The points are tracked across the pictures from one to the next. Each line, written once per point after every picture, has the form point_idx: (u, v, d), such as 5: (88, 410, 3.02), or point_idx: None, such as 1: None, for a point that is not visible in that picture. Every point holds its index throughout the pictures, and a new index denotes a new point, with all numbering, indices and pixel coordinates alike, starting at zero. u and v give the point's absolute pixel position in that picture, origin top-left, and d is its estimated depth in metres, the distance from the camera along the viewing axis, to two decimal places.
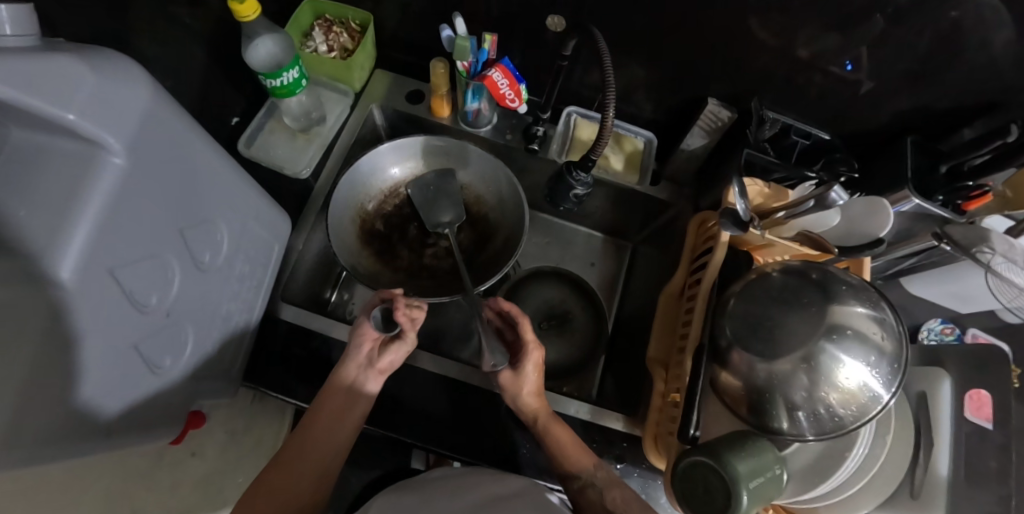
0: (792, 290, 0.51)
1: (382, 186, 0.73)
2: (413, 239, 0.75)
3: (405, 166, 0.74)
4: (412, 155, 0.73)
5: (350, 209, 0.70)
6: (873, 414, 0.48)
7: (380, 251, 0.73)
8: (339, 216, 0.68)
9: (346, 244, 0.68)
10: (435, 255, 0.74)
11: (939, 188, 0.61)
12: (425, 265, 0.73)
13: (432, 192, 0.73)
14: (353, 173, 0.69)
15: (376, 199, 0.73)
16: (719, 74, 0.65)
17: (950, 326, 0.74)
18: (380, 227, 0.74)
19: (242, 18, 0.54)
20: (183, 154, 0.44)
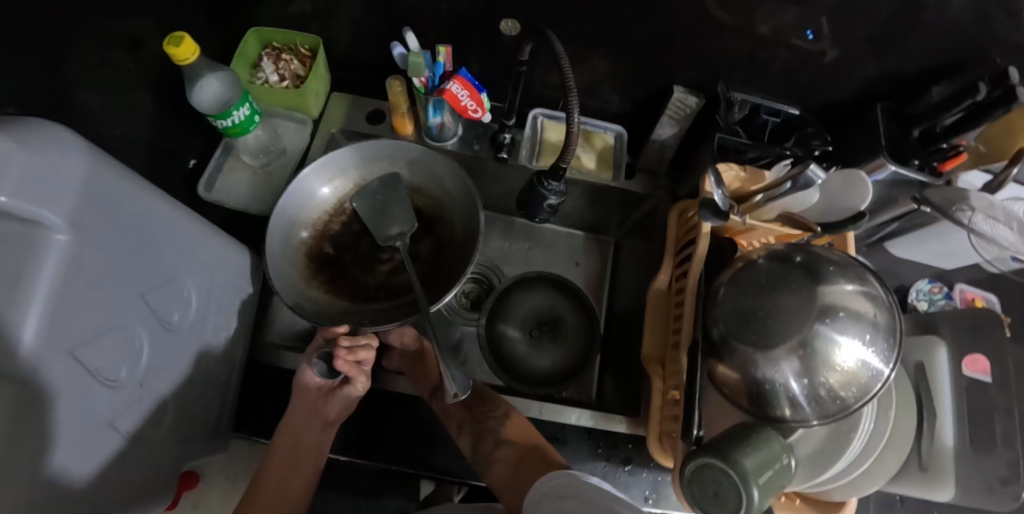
0: (779, 276, 0.50)
1: (321, 206, 0.68)
2: (366, 254, 0.72)
3: (339, 180, 0.69)
4: (341, 170, 0.68)
5: (291, 240, 0.66)
6: (875, 392, 0.48)
7: (332, 277, 0.69)
8: (281, 250, 0.65)
9: (292, 281, 0.64)
10: (392, 269, 0.71)
11: (915, 153, 0.60)
12: (386, 281, 0.71)
13: (379, 202, 0.69)
14: (287, 201, 0.65)
15: (319, 220, 0.69)
16: (682, 59, 0.64)
17: (938, 285, 0.74)
18: (329, 249, 0.70)
19: (182, 60, 0.51)
20: (136, 216, 0.41)
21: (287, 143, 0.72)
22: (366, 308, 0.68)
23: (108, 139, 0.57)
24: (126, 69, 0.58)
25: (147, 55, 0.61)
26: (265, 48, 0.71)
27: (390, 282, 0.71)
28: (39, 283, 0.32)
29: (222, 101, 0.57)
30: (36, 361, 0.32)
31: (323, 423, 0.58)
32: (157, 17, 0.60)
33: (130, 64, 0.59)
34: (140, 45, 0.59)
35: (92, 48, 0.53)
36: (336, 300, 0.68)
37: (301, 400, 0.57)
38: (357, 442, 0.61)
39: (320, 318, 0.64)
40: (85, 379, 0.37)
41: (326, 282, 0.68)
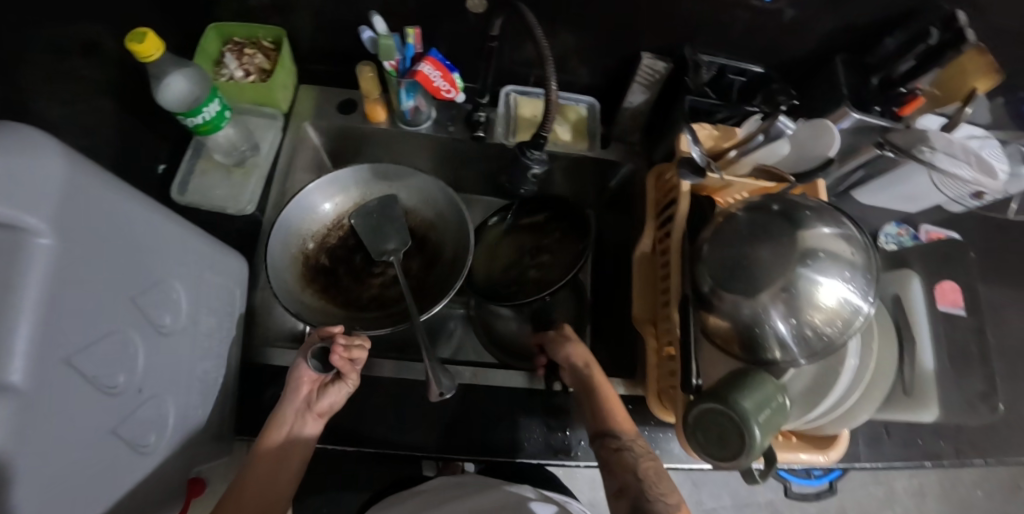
0: (760, 225, 0.53)
1: (321, 220, 0.71)
2: (359, 268, 0.73)
3: (339, 196, 0.72)
4: (343, 188, 0.72)
5: (290, 246, 0.68)
6: (857, 326, 0.50)
7: (326, 286, 0.71)
8: (279, 257, 0.66)
9: (288, 285, 0.65)
10: (384, 282, 0.73)
11: (875, 99, 0.64)
12: (375, 294, 0.72)
13: (375, 220, 0.72)
14: (290, 209, 0.68)
15: (317, 233, 0.71)
16: (648, 27, 0.65)
17: (905, 228, 0.78)
18: (325, 261, 0.71)
19: (145, 58, 0.49)
20: (118, 219, 0.40)
21: (259, 139, 0.69)
22: (357, 315, 0.69)
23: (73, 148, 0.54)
24: (83, 75, 0.56)
25: (103, 59, 0.58)
26: (227, 44, 0.69)
27: (381, 295, 0.72)
28: (30, 290, 0.31)
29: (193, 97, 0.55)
30: (35, 370, 0.31)
31: (314, 421, 0.55)
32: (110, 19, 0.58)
33: (86, 70, 0.56)
34: (95, 49, 0.57)
35: (44, 54, 0.50)
36: (329, 306, 0.68)
37: (293, 397, 0.55)
38: (363, 431, 0.61)
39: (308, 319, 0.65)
40: (84, 388, 0.36)
41: (320, 290, 0.69)
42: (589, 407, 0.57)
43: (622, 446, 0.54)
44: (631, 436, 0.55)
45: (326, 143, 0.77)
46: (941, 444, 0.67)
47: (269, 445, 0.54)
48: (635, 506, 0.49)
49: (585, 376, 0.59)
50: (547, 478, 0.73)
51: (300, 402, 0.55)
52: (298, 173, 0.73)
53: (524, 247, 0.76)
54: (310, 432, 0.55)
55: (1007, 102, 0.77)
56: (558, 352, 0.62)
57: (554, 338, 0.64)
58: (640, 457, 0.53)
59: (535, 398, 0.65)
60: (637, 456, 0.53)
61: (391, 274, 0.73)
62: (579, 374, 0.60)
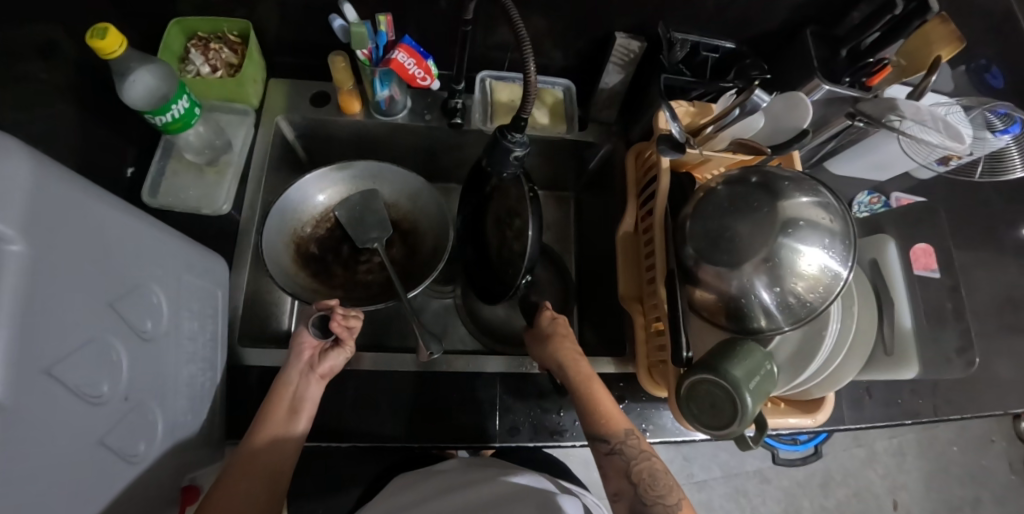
0: (740, 197, 0.54)
1: (309, 212, 0.71)
2: (348, 258, 0.74)
3: (322, 191, 0.72)
4: (335, 182, 0.72)
5: (282, 236, 0.68)
6: (837, 291, 0.52)
7: (319, 272, 0.72)
8: (275, 243, 0.67)
9: (284, 269, 0.67)
10: (370, 269, 0.74)
11: (846, 70, 0.64)
12: (360, 277, 0.73)
13: (360, 213, 0.73)
14: (285, 199, 0.68)
15: (306, 223, 0.72)
16: (623, 5, 0.65)
17: (877, 196, 0.80)
18: (314, 250, 0.72)
19: (108, 55, 0.47)
20: (90, 222, 0.38)
21: (231, 136, 0.67)
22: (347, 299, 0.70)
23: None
24: (38, 77, 0.54)
25: (59, 59, 0.56)
26: (191, 40, 0.67)
27: (369, 282, 0.73)
28: (3, 300, 0.30)
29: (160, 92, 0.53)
30: (12, 381, 0.30)
31: (316, 383, 0.56)
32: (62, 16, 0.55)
33: (42, 71, 0.54)
34: (51, 49, 0.55)
35: None
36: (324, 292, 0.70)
37: (293, 368, 0.55)
38: (356, 425, 0.61)
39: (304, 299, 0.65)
40: (67, 398, 0.35)
41: (313, 276, 0.70)
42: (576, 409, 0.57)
43: (612, 450, 0.53)
44: (620, 437, 0.54)
45: (300, 137, 0.75)
46: (920, 402, 0.70)
47: (257, 439, 0.51)
48: (632, 508, 0.50)
49: (565, 378, 0.58)
50: (553, 466, 0.74)
51: (296, 381, 0.55)
52: (273, 170, 0.71)
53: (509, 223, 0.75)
54: (310, 398, 0.55)
55: (967, 69, 0.80)
56: (537, 353, 0.62)
57: (531, 340, 0.63)
58: (631, 460, 0.52)
59: (528, 381, 0.65)
60: (629, 460, 0.52)
61: (377, 261, 0.75)
62: (558, 374, 0.59)
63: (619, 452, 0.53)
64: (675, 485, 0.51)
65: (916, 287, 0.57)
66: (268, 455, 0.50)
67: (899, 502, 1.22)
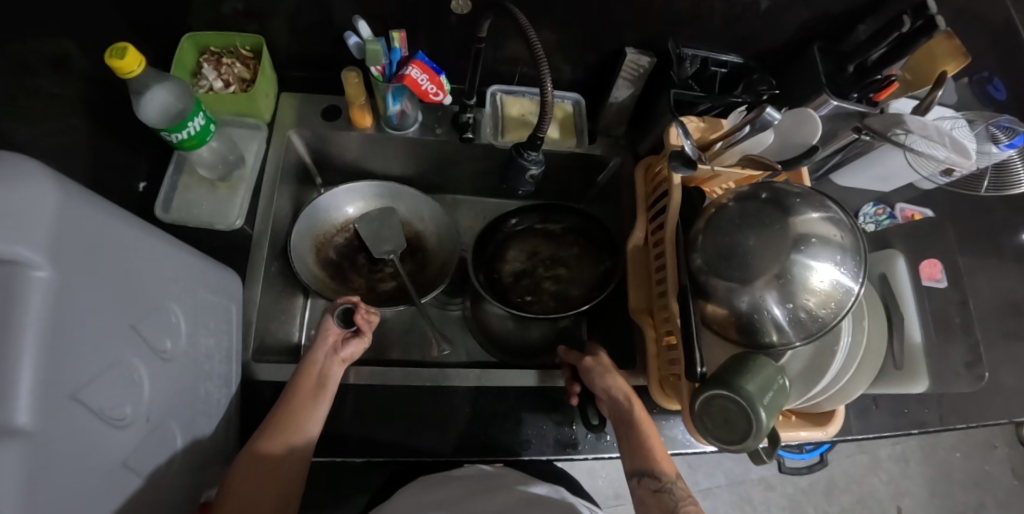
0: (752, 213, 0.54)
1: (333, 223, 0.77)
2: (363, 266, 0.78)
3: (347, 206, 0.78)
4: (362, 197, 0.78)
5: (305, 240, 0.74)
6: (849, 306, 0.53)
7: (336, 276, 0.76)
8: (300, 243, 0.73)
9: (306, 267, 0.72)
10: (383, 279, 0.77)
11: (852, 86, 0.64)
12: (375, 284, 0.77)
13: (377, 229, 0.77)
14: (314, 207, 0.74)
15: (330, 231, 0.77)
16: (632, 21, 0.65)
17: (882, 207, 0.81)
18: (332, 256, 0.77)
19: (127, 74, 0.46)
20: (113, 244, 0.39)
21: (243, 150, 0.67)
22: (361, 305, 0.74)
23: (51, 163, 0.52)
24: (50, 92, 0.54)
25: (72, 73, 0.56)
26: (204, 54, 0.67)
27: (377, 290, 0.76)
28: (31, 326, 0.30)
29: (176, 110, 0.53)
30: (38, 407, 0.30)
31: (337, 367, 0.57)
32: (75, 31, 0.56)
33: (54, 85, 0.54)
34: (64, 63, 0.55)
35: (7, 70, 0.48)
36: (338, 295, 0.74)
37: (318, 353, 0.57)
38: (368, 438, 0.61)
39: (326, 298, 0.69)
40: (89, 421, 0.35)
41: (330, 278, 0.75)
42: (630, 444, 0.56)
43: (661, 487, 0.53)
44: (670, 477, 0.54)
45: (311, 150, 0.75)
46: (926, 412, 0.70)
47: (283, 426, 0.52)
48: None
49: (628, 411, 0.57)
50: (564, 478, 0.74)
51: (320, 365, 0.56)
52: (284, 184, 0.71)
53: (539, 255, 0.79)
54: (330, 381, 0.56)
55: (969, 81, 0.80)
56: (598, 382, 0.60)
57: (594, 367, 0.61)
58: (680, 500, 0.52)
59: (540, 394, 0.66)
60: (678, 499, 0.52)
61: (390, 272, 0.78)
62: (618, 408, 0.58)
63: (667, 490, 0.52)
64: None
65: (925, 301, 0.57)
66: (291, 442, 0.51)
67: (903, 509, 1.23)
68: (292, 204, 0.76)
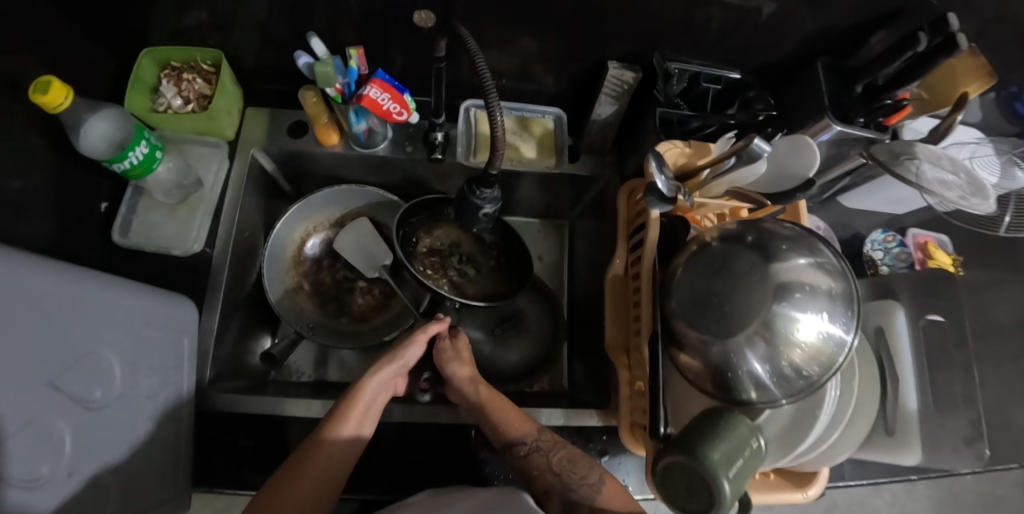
0: (730, 257, 0.49)
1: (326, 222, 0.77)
2: (342, 269, 0.78)
3: (352, 204, 0.77)
4: (355, 205, 0.77)
5: (293, 231, 0.75)
6: (840, 363, 0.47)
7: (314, 270, 0.77)
8: (284, 233, 0.74)
9: (277, 262, 0.73)
10: (355, 291, 0.77)
11: (858, 108, 0.57)
12: (340, 295, 0.76)
13: (360, 244, 0.75)
14: (307, 204, 0.74)
15: (320, 225, 0.77)
16: (615, 33, 0.59)
17: (892, 234, 0.74)
18: (313, 251, 0.77)
19: (56, 108, 0.44)
20: (29, 301, 0.37)
21: (202, 171, 0.65)
22: (326, 318, 0.75)
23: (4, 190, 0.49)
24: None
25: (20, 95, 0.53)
26: (164, 70, 0.64)
27: (342, 297, 0.77)
28: None
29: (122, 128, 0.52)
30: None
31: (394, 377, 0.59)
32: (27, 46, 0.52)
33: (9, 102, 0.51)
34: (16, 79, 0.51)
35: None
36: (308, 295, 0.75)
37: (390, 366, 0.59)
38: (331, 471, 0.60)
39: (280, 308, 0.71)
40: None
41: (304, 274, 0.76)
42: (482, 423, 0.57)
43: (529, 449, 0.54)
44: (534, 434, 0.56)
45: (280, 166, 0.72)
46: None
47: (334, 434, 0.51)
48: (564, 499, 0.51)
49: (470, 391, 0.60)
50: None
51: (373, 387, 0.57)
52: (248, 202, 0.69)
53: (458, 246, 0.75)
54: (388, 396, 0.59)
55: (997, 97, 0.72)
56: (445, 366, 0.62)
57: (447, 350, 0.63)
58: (547, 452, 0.54)
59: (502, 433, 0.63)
60: (546, 453, 0.54)
61: (361, 287, 0.77)
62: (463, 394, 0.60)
63: (535, 450, 0.54)
64: (595, 465, 0.54)
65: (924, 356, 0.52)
66: (338, 446, 0.51)
67: None
68: (264, 221, 0.74)
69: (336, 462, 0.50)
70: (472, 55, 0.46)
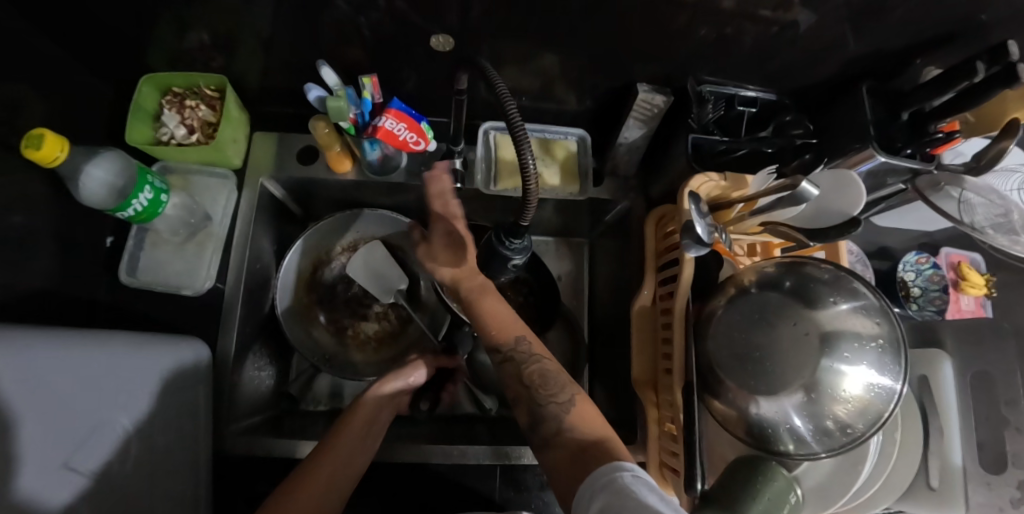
0: (772, 307, 0.47)
1: (339, 245, 0.75)
2: (354, 294, 0.76)
3: (366, 229, 0.74)
4: (369, 228, 0.74)
5: (304, 257, 0.73)
6: (886, 416, 0.45)
7: (326, 297, 0.75)
8: (295, 259, 0.71)
9: (289, 289, 0.71)
10: (367, 318, 0.75)
11: (905, 137, 0.54)
12: (356, 322, 0.75)
13: (374, 269, 0.73)
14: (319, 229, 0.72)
15: (332, 249, 0.75)
16: (646, 57, 0.56)
17: (926, 255, 0.71)
18: (326, 276, 0.75)
19: (51, 162, 0.43)
20: (13, 386, 0.39)
21: (209, 205, 0.63)
22: (341, 346, 0.73)
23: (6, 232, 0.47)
24: None
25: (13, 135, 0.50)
26: (165, 96, 0.60)
27: (358, 323, 0.75)
28: None
29: (125, 178, 0.51)
30: None
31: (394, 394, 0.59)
32: (25, 76, 0.49)
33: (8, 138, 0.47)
34: (17, 112, 0.48)
35: None
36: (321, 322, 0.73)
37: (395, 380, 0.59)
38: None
39: (295, 337, 0.69)
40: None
41: (316, 301, 0.74)
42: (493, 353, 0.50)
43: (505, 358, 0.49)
44: (511, 344, 0.49)
45: (290, 193, 0.70)
46: None
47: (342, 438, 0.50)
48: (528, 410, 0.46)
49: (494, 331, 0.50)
50: None
51: (372, 408, 0.55)
52: (259, 233, 0.66)
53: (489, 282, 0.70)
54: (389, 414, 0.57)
55: None
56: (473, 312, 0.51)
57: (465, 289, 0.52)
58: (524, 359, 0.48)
59: (527, 472, 0.62)
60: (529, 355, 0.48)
61: (374, 311, 0.75)
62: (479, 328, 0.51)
63: (511, 360, 0.49)
64: (568, 382, 0.47)
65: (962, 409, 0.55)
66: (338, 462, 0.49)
67: None
68: (276, 247, 0.72)
69: (337, 478, 0.48)
70: (491, 80, 0.40)
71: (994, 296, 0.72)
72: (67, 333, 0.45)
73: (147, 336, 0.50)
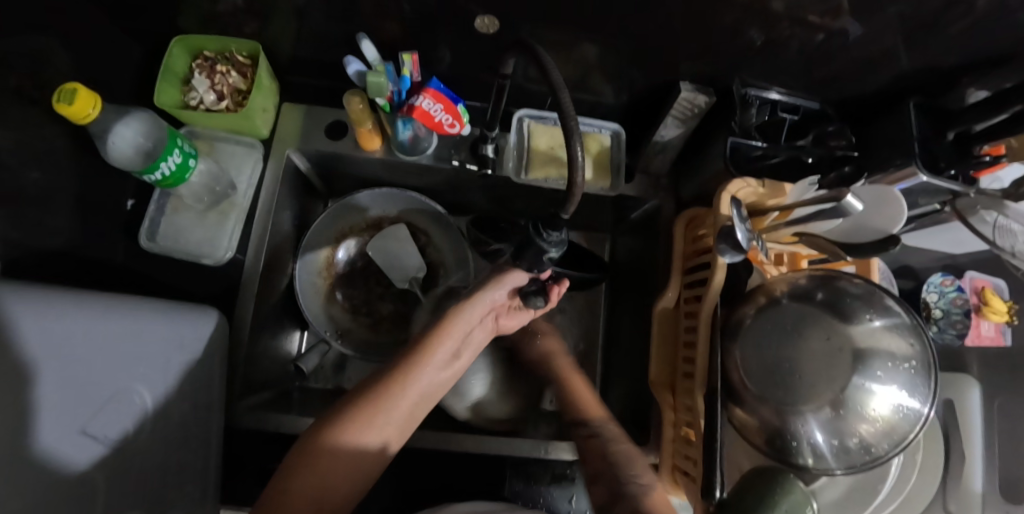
0: (806, 317, 0.46)
1: (364, 221, 0.74)
2: (373, 272, 0.75)
3: (391, 209, 0.73)
4: (395, 207, 0.73)
5: (328, 232, 0.72)
6: (909, 438, 0.44)
7: (344, 273, 0.74)
8: (320, 230, 0.70)
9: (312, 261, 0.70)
10: (383, 298, 0.74)
11: (949, 157, 0.53)
12: (372, 301, 0.74)
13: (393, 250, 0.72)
14: (344, 204, 0.71)
15: (358, 226, 0.74)
16: (691, 55, 0.54)
17: (951, 278, 0.70)
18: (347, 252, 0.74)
19: (83, 118, 0.43)
20: (63, 343, 0.40)
21: (234, 174, 0.62)
22: (355, 325, 0.72)
23: (23, 189, 0.46)
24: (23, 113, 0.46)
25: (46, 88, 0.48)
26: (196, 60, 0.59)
27: (375, 302, 0.74)
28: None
29: (154, 140, 0.50)
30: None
31: (489, 327, 0.56)
32: (55, 28, 0.47)
33: (36, 90, 0.46)
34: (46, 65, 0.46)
35: None
36: (337, 297, 0.72)
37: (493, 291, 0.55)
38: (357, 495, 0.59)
39: (311, 312, 0.68)
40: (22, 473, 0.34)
41: (334, 276, 0.73)
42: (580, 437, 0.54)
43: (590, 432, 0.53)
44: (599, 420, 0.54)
45: (315, 167, 0.69)
46: None
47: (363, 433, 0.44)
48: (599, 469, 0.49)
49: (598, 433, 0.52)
50: None
51: (465, 327, 0.53)
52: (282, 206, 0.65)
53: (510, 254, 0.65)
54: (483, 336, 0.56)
55: None
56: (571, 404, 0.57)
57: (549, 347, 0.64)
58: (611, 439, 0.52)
59: (537, 466, 0.62)
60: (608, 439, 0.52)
61: (392, 291, 0.74)
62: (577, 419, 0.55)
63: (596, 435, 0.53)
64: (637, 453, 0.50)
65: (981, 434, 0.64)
66: (352, 449, 0.43)
67: None
68: (297, 221, 0.71)
69: (355, 462, 0.43)
70: (544, 65, 0.39)
71: (1015, 324, 0.71)
72: (94, 298, 0.44)
73: (173, 304, 0.49)
